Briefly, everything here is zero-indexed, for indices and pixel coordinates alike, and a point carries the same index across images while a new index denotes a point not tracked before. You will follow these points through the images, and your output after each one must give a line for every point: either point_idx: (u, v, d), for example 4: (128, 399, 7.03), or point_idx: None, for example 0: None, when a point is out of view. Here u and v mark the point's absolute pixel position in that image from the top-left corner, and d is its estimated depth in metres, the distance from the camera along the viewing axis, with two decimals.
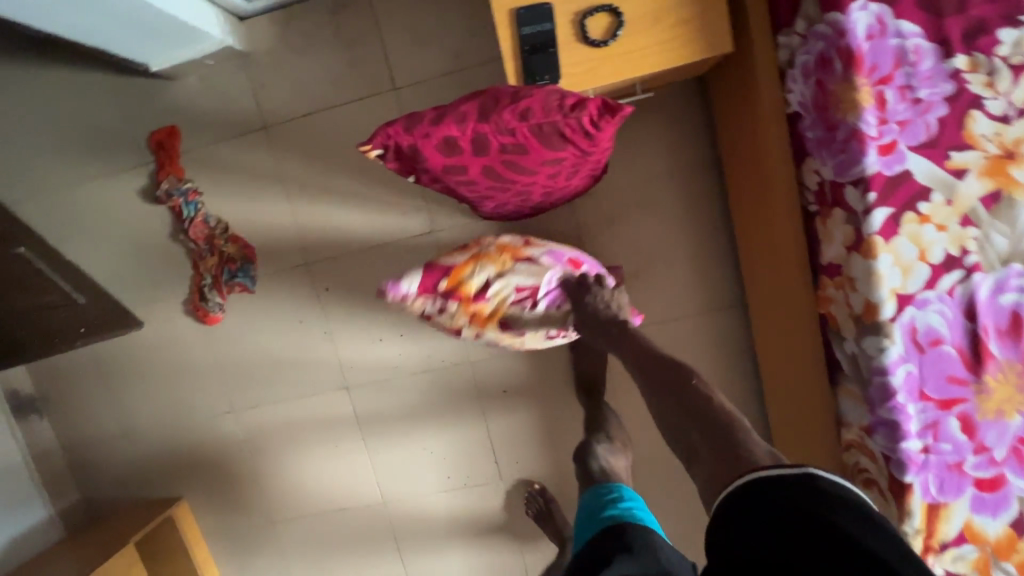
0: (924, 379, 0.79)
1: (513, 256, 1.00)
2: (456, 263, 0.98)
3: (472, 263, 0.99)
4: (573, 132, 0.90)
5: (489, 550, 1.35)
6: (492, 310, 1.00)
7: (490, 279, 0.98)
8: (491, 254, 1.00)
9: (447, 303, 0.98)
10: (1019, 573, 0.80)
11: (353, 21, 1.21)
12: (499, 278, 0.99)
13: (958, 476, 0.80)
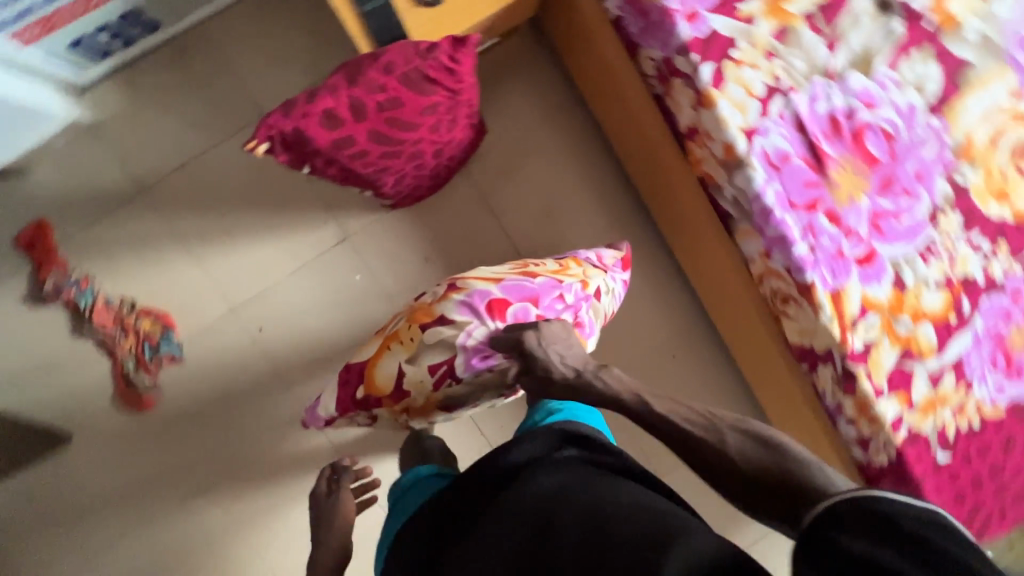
0: (790, 193, 0.88)
1: (419, 324, 0.87)
2: (367, 358, 0.91)
3: (384, 350, 0.90)
4: (440, 75, 0.77)
5: None
6: (418, 399, 0.90)
7: (399, 369, 0.87)
8: (395, 331, 0.90)
9: (371, 406, 0.91)
10: (914, 322, 0.92)
11: (198, 61, 1.19)
12: (409, 363, 0.87)
13: (843, 260, 0.90)
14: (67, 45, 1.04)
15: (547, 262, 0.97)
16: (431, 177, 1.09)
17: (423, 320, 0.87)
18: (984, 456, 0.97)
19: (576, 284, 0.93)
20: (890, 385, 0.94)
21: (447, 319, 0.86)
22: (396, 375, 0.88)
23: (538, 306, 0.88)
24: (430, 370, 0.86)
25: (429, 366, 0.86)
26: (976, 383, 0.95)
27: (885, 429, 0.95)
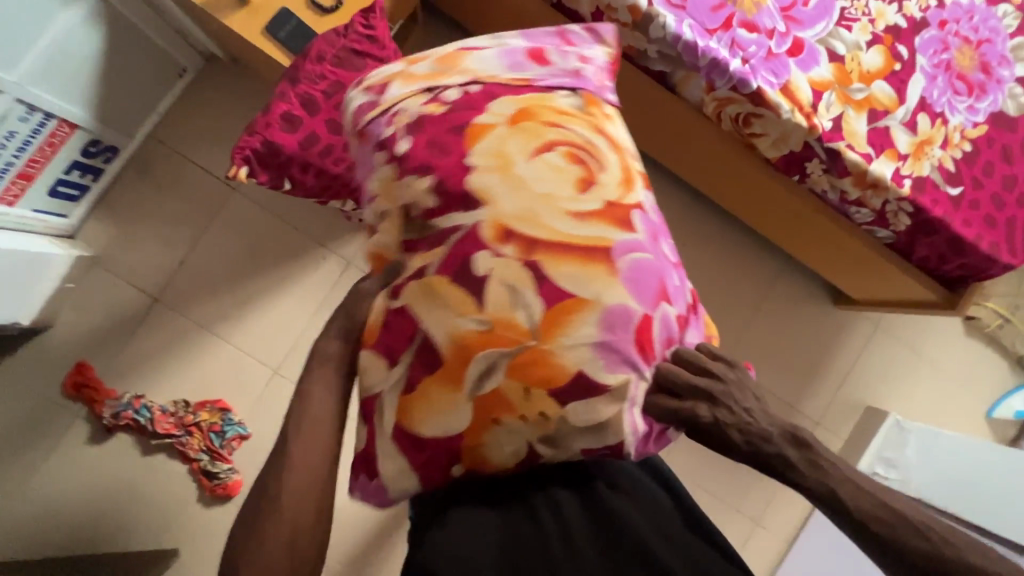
0: (704, 22, 0.95)
1: (546, 382, 0.60)
2: (461, 437, 0.61)
3: (488, 421, 0.60)
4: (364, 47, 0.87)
5: None
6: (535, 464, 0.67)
7: (528, 446, 0.62)
8: (499, 396, 0.60)
9: None
10: (865, 85, 0.98)
11: (161, 167, 1.29)
12: (544, 442, 0.62)
13: (777, 59, 0.96)
14: (47, 193, 1.14)
15: (541, 92, 0.70)
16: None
17: (550, 381, 0.60)
18: (992, 174, 1.01)
19: (647, 192, 0.71)
20: (874, 147, 0.98)
21: (593, 386, 0.61)
22: (524, 456, 0.62)
23: (672, 304, 0.66)
24: (582, 453, 0.63)
25: (582, 450, 0.63)
26: (948, 113, 1.00)
27: (889, 189, 0.99)
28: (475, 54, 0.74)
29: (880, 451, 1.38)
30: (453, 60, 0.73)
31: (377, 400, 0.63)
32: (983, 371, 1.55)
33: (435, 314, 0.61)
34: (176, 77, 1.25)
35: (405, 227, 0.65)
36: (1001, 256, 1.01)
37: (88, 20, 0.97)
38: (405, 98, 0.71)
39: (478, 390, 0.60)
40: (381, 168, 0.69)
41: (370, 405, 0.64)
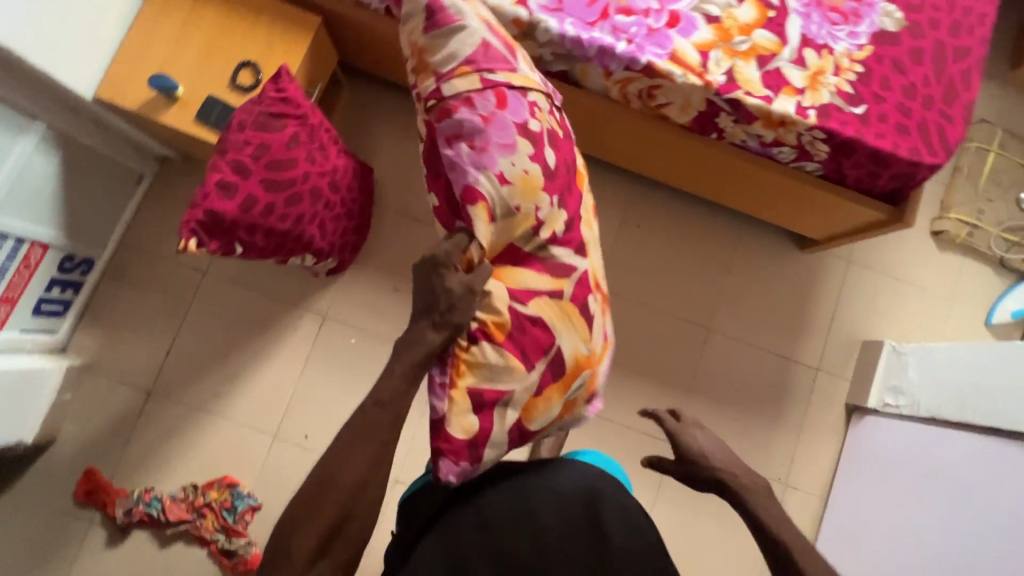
0: (582, 18, 1.04)
1: (590, 392, 0.87)
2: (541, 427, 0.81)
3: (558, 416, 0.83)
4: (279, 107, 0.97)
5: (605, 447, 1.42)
6: None
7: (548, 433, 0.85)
8: (575, 401, 0.85)
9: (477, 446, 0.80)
10: (747, 36, 1.05)
11: (135, 268, 1.37)
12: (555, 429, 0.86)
13: (658, 33, 1.04)
14: (31, 313, 1.21)
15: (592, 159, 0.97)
16: (350, 217, 1.20)
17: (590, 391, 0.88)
18: (890, 88, 1.06)
19: None
20: (771, 89, 1.04)
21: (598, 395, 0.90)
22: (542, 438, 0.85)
23: None
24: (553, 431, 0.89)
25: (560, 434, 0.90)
26: (831, 43, 1.06)
27: (797, 122, 1.04)
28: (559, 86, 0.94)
29: (885, 381, 1.39)
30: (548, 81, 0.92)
31: (501, 394, 0.75)
32: (968, 281, 1.55)
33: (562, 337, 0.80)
34: (133, 184, 1.35)
35: (528, 239, 0.81)
36: (923, 158, 1.05)
37: (41, 147, 1.07)
38: (534, 93, 0.84)
39: (571, 397, 0.83)
40: (527, 157, 0.79)
41: (486, 393, 0.75)
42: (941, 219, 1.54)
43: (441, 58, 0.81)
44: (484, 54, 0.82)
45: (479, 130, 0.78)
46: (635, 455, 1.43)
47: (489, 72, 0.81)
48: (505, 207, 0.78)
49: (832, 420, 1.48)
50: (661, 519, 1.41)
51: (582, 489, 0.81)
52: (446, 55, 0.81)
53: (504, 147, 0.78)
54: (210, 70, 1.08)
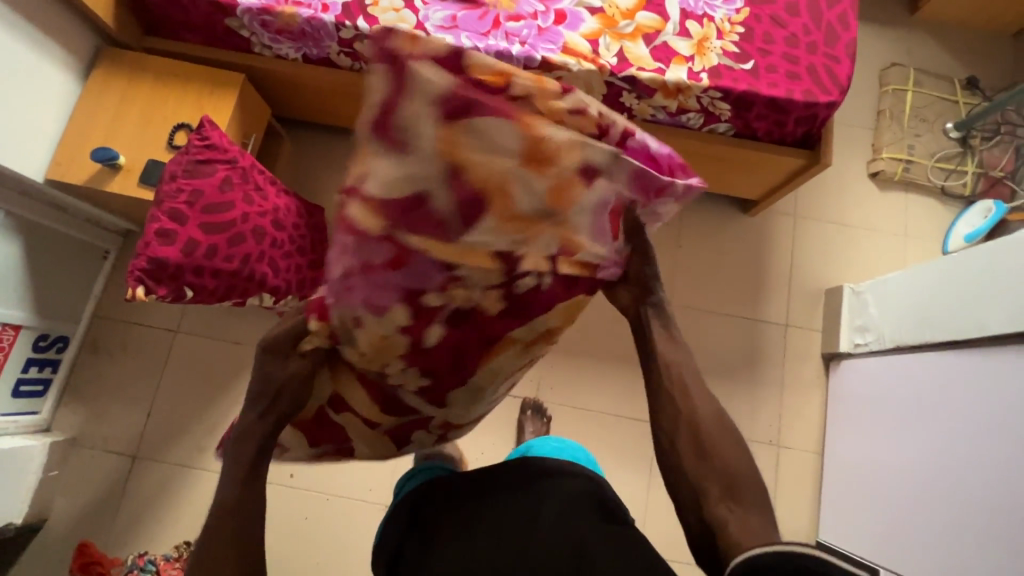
0: (476, 29, 1.12)
1: None
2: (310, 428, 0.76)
3: None
4: (204, 152, 1.04)
5: (587, 435, 1.42)
6: None
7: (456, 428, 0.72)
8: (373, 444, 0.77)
9: None
10: (630, 19, 1.13)
11: (108, 339, 1.42)
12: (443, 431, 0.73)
13: (548, 31, 1.12)
14: (10, 395, 1.26)
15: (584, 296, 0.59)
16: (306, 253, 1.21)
17: None
18: (773, 42, 1.13)
19: None
20: (661, 61, 1.11)
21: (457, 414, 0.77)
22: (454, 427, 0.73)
23: None
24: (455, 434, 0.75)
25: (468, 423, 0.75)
26: (709, 12, 1.14)
27: (691, 87, 1.11)
28: (586, 239, 0.52)
29: (852, 322, 1.41)
30: (576, 235, 0.51)
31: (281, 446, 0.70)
32: (915, 215, 1.57)
33: (380, 447, 0.69)
34: (100, 259, 1.42)
35: (371, 371, 0.58)
36: (818, 98, 1.10)
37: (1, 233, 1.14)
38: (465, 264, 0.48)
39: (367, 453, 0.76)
40: (392, 328, 0.52)
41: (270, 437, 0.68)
42: (875, 160, 1.58)
43: (369, 166, 0.44)
44: (437, 208, 0.45)
45: (355, 276, 0.50)
46: (621, 441, 1.42)
47: (425, 230, 0.46)
48: (350, 347, 0.56)
49: (812, 374, 1.47)
50: (658, 501, 1.39)
51: (550, 468, 0.72)
52: (375, 167, 0.44)
53: (372, 308, 0.51)
54: (149, 137, 1.17)
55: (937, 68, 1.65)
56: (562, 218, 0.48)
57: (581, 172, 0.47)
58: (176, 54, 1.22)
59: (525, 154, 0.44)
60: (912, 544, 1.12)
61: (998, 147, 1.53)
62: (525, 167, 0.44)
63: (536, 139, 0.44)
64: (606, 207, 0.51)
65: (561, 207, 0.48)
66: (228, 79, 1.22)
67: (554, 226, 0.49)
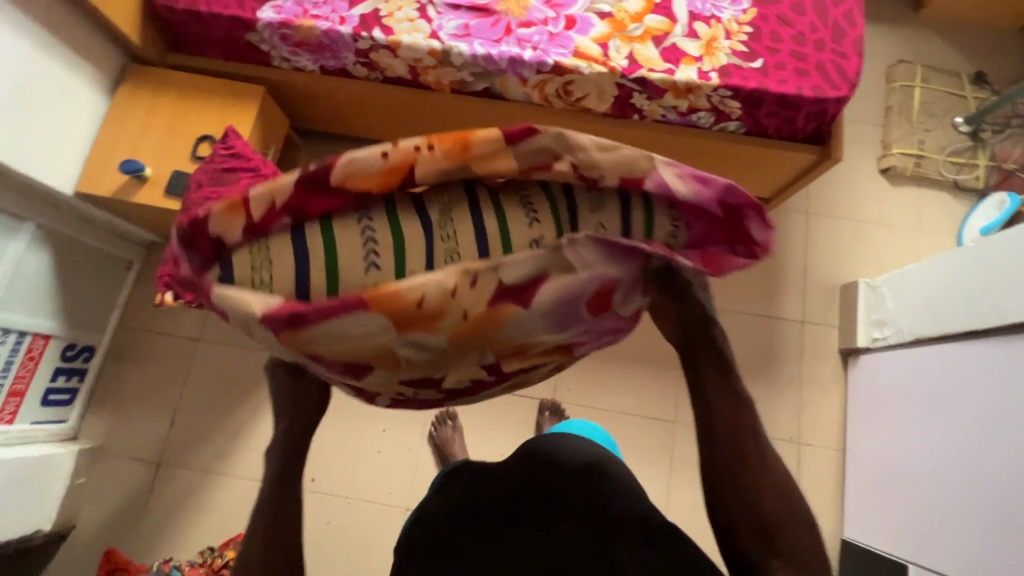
0: (489, 37, 1.15)
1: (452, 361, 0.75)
2: None
3: None
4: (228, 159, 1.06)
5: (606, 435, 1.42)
6: None
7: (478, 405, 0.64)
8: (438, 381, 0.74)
9: None
10: (638, 22, 1.15)
11: (132, 348, 1.45)
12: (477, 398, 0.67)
13: (559, 36, 1.15)
14: (40, 403, 1.29)
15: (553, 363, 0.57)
16: None
17: None
18: (781, 40, 1.14)
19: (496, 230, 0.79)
20: (671, 62, 1.14)
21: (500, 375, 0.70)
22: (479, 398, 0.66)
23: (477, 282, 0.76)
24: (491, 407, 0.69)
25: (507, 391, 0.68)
26: (717, 13, 1.16)
27: (701, 86, 1.13)
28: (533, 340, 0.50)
29: (869, 317, 1.40)
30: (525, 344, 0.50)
31: None
32: (928, 210, 1.57)
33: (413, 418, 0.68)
34: (124, 270, 1.45)
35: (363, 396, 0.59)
36: (828, 94, 1.12)
37: (32, 245, 1.18)
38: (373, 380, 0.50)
39: None
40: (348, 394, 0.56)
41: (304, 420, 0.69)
42: (886, 156, 1.58)
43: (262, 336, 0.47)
44: (335, 368, 0.48)
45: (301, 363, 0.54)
46: (640, 441, 1.42)
47: (342, 376, 0.50)
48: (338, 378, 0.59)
49: (831, 370, 1.47)
50: (680, 500, 1.38)
51: (586, 466, 0.67)
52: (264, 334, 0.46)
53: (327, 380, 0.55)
54: (173, 149, 1.21)
55: (944, 64, 1.66)
56: (480, 344, 0.49)
57: (489, 306, 0.45)
58: (200, 69, 1.27)
59: (395, 325, 0.44)
60: (940, 537, 1.11)
61: (1009, 140, 1.53)
62: (400, 332, 0.44)
63: (403, 309, 0.43)
64: (554, 315, 0.48)
65: (471, 341, 0.48)
66: (247, 91, 1.26)
67: (479, 348, 0.49)
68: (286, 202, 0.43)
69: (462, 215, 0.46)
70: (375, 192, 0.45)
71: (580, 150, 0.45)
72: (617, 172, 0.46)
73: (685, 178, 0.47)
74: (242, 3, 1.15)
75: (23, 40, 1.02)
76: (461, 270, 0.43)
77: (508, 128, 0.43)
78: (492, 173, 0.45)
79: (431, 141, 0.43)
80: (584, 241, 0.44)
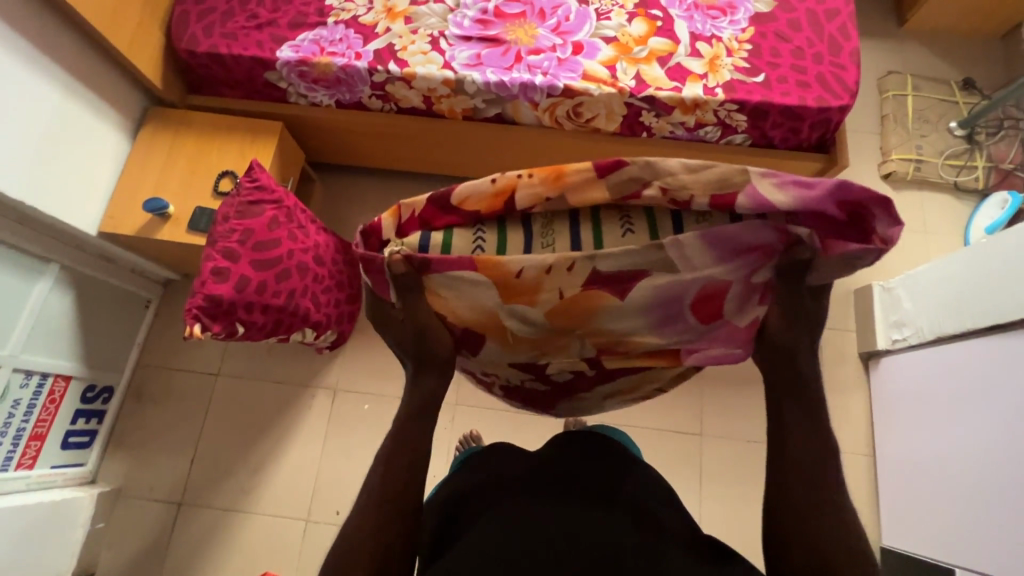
0: (500, 64, 1.19)
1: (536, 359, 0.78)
2: None
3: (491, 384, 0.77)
4: (254, 193, 1.09)
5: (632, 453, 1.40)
6: None
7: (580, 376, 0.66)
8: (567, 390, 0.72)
9: None
10: (642, 45, 1.20)
11: (150, 388, 1.43)
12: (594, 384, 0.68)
13: (567, 61, 1.19)
14: (60, 446, 1.28)
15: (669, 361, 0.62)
16: (340, 288, 1.26)
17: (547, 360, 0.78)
18: (781, 55, 1.19)
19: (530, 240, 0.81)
20: (677, 80, 1.18)
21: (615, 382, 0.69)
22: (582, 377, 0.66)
23: None
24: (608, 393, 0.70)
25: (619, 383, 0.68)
26: (717, 33, 1.22)
27: (708, 101, 1.17)
28: (632, 334, 0.58)
29: (887, 319, 1.41)
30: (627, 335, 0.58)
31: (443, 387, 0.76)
32: (932, 212, 1.60)
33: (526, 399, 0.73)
34: (142, 308, 1.45)
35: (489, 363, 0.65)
36: (830, 103, 1.16)
37: (56, 286, 1.20)
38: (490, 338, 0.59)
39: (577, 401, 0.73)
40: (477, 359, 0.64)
41: None
42: (886, 162, 1.62)
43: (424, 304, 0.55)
44: (461, 334, 0.59)
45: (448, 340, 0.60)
46: (668, 455, 1.40)
47: (468, 348, 0.61)
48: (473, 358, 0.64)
49: (852, 375, 1.46)
50: (712, 516, 1.36)
51: (615, 458, 0.63)
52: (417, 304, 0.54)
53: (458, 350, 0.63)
54: (196, 186, 1.23)
55: (933, 74, 1.72)
56: (578, 333, 0.58)
57: (584, 288, 0.52)
58: (218, 109, 1.30)
59: (504, 295, 0.53)
60: (986, 537, 1.09)
61: (1003, 141, 1.58)
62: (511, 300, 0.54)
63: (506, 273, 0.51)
64: (649, 308, 0.54)
65: (566, 325, 0.56)
66: (262, 126, 1.29)
67: (575, 338, 0.59)
68: (421, 213, 0.52)
69: (561, 230, 0.51)
70: (485, 211, 0.51)
71: (667, 175, 0.47)
72: (709, 190, 0.47)
73: (785, 185, 0.45)
74: (263, 44, 1.21)
75: (51, 87, 1.06)
76: (565, 254, 0.50)
77: (600, 161, 0.48)
78: (585, 201, 0.49)
79: (531, 170, 0.49)
80: (691, 238, 0.49)
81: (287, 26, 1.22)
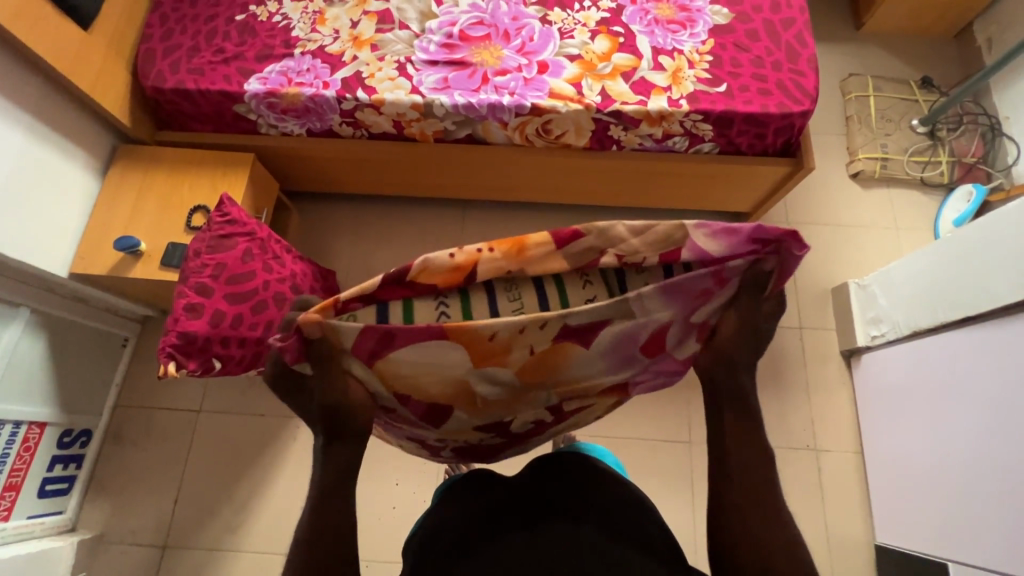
0: (467, 87, 1.20)
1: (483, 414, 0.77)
2: None
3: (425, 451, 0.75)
4: (225, 227, 1.09)
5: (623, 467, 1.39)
6: None
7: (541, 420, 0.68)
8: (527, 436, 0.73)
9: None
10: (606, 62, 1.23)
11: (130, 428, 1.40)
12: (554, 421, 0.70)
13: (533, 81, 1.20)
14: (36, 495, 1.25)
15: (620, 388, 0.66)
16: None
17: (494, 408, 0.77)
18: (741, 65, 1.22)
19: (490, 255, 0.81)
20: (642, 94, 1.20)
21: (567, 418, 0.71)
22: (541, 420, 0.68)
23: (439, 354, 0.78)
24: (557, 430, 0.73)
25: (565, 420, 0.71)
26: (678, 46, 1.24)
27: (673, 113, 1.19)
28: (589, 377, 0.61)
29: (864, 315, 1.43)
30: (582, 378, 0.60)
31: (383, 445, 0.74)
32: (902, 208, 1.64)
33: (473, 453, 0.74)
34: (120, 347, 1.43)
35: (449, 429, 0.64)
36: (791, 108, 1.19)
37: (27, 331, 1.18)
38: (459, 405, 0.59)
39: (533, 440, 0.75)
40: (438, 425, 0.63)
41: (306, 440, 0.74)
42: (853, 162, 1.65)
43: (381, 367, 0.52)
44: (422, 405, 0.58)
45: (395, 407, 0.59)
46: (659, 465, 1.40)
47: (429, 416, 0.60)
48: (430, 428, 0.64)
49: (835, 374, 1.48)
50: None
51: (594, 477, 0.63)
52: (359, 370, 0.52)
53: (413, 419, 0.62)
54: (168, 222, 1.22)
55: (892, 74, 1.77)
56: (547, 384, 0.59)
57: (553, 342, 0.52)
58: (188, 143, 1.30)
59: (473, 360, 0.52)
60: (976, 530, 1.09)
61: (964, 137, 1.62)
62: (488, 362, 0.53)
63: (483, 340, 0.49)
64: (610, 351, 0.57)
65: (536, 378, 0.57)
66: (233, 158, 1.29)
67: (543, 389, 0.60)
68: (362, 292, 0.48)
69: (529, 290, 0.50)
70: (443, 285, 0.49)
71: (620, 241, 0.48)
72: (656, 250, 0.49)
73: (716, 236, 0.48)
74: (230, 78, 1.21)
75: (15, 131, 1.05)
76: (539, 314, 0.48)
77: (559, 232, 0.47)
78: (544, 272, 0.49)
79: (492, 244, 0.47)
80: (652, 292, 0.50)
81: (254, 59, 1.23)
